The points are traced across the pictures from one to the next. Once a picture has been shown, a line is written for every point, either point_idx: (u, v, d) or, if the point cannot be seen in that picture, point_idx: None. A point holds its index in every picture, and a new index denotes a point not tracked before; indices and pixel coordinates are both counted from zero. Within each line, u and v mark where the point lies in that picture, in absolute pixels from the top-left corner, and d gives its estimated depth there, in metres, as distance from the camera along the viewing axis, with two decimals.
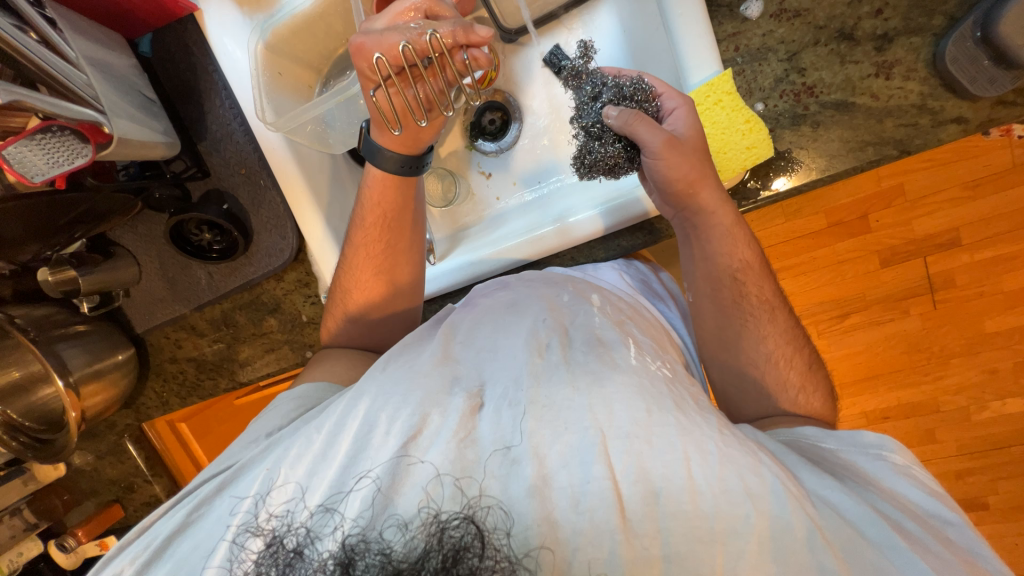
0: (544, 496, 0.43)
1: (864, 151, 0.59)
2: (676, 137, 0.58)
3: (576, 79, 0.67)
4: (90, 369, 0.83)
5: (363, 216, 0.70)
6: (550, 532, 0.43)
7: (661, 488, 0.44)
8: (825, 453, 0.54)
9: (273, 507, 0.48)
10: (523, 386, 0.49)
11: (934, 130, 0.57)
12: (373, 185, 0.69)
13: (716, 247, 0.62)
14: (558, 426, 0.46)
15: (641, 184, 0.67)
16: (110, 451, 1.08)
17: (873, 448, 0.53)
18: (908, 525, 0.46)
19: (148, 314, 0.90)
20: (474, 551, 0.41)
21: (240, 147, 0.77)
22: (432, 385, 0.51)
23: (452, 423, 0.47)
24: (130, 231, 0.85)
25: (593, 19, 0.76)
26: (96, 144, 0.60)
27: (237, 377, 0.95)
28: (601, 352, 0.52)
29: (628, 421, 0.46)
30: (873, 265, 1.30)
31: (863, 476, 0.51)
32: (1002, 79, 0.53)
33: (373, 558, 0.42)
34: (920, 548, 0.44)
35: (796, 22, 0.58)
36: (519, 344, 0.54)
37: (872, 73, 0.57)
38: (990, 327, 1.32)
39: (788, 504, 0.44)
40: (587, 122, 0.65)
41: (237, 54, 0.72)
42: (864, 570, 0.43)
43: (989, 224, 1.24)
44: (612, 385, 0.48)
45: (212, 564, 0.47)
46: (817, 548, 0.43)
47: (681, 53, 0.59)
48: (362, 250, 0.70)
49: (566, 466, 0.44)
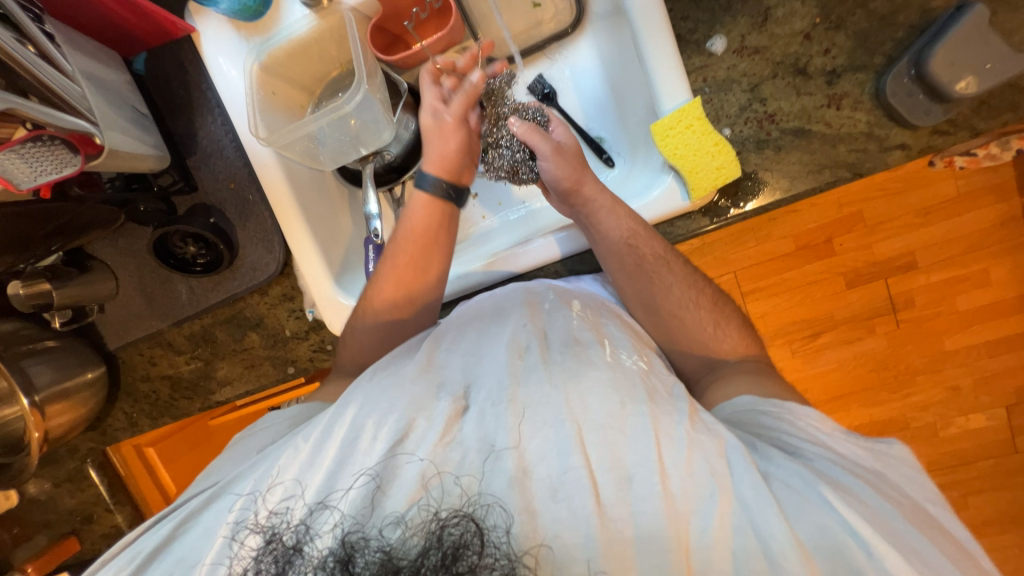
0: (523, 487, 0.46)
1: (822, 173, 0.64)
2: (561, 146, 0.69)
3: (491, 96, 0.76)
4: (55, 387, 0.80)
5: (400, 235, 0.72)
6: (530, 521, 0.45)
7: (634, 473, 0.46)
8: (762, 420, 0.53)
9: (272, 504, 0.49)
10: (504, 386, 0.52)
11: (880, 155, 0.62)
12: (417, 208, 0.73)
13: (609, 225, 0.67)
14: (534, 422, 0.49)
15: (642, 196, 0.70)
16: (69, 478, 1.02)
17: (801, 414, 0.53)
18: (845, 479, 0.47)
19: (122, 329, 0.88)
20: (474, 548, 0.43)
21: (230, 162, 0.78)
22: (420, 391, 0.53)
23: (438, 426, 0.50)
24: (109, 244, 0.84)
25: (573, 52, 0.82)
26: (85, 154, 0.62)
27: (214, 396, 0.92)
28: (579, 351, 0.56)
29: (603, 413, 0.49)
30: (839, 286, 1.37)
31: (801, 437, 0.51)
32: (936, 111, 0.60)
33: (373, 556, 0.43)
34: (860, 503, 0.45)
35: (756, 57, 0.64)
36: (499, 347, 0.57)
37: (824, 104, 0.63)
38: (950, 345, 1.39)
39: (750, 479, 0.46)
40: (495, 136, 0.74)
41: (232, 74, 0.74)
42: (806, 526, 0.44)
43: (941, 248, 1.32)
44: (587, 380, 0.52)
45: (207, 559, 0.48)
46: (764, 512, 0.44)
47: (654, 85, 0.64)
48: (390, 264, 0.72)
49: (544, 458, 0.47)
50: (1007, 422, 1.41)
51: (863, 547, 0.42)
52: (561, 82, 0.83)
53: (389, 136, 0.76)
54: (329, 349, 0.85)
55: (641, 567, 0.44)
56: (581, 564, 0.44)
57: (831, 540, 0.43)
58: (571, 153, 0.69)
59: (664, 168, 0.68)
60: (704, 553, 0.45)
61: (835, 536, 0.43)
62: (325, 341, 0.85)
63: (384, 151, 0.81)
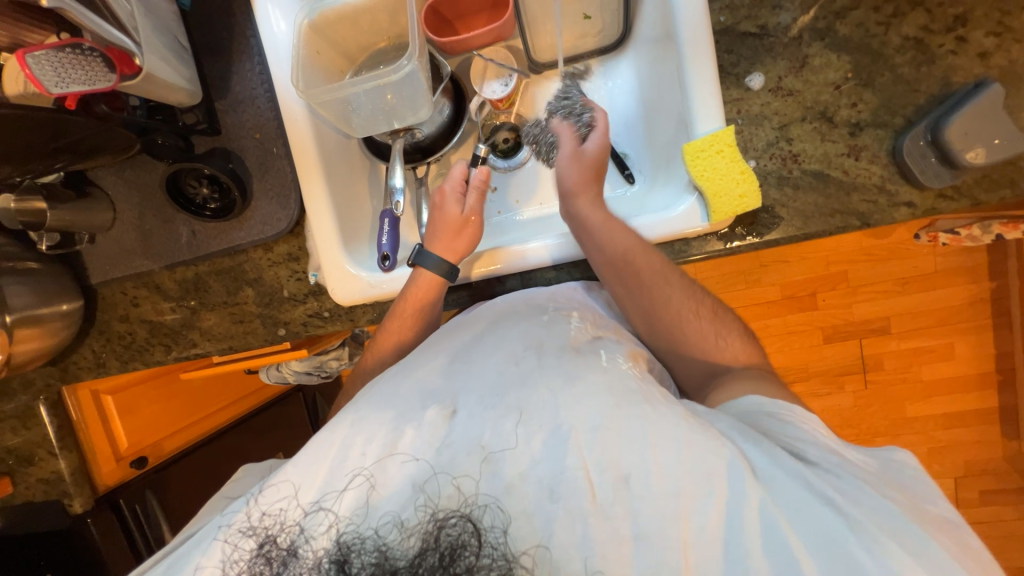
0: (518, 492, 0.48)
1: (833, 217, 0.67)
2: (581, 152, 0.72)
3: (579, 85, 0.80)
4: (29, 312, 0.77)
5: (398, 306, 0.74)
6: (525, 524, 0.47)
7: (629, 473, 0.48)
8: (767, 421, 0.55)
9: (265, 506, 0.51)
10: (497, 394, 0.55)
11: (889, 209, 0.66)
12: (419, 284, 0.73)
13: (604, 234, 0.68)
14: (532, 424, 0.51)
15: (669, 210, 0.70)
16: (16, 415, 0.95)
17: (803, 416, 0.56)
18: (848, 484, 0.48)
19: (110, 263, 0.84)
20: (471, 549, 0.47)
21: (260, 111, 0.78)
22: (409, 401, 0.55)
23: (427, 434, 0.52)
24: (115, 174, 0.82)
25: (612, 68, 0.85)
26: (121, 73, 0.62)
27: (194, 348, 0.88)
28: (575, 355, 0.59)
29: (598, 415, 0.51)
30: (817, 340, 1.43)
31: (809, 441, 0.53)
32: (944, 175, 0.64)
33: (369, 556, 0.48)
34: (859, 504, 0.46)
35: (789, 99, 0.68)
36: (495, 356, 0.60)
37: (844, 152, 0.67)
38: (911, 412, 1.46)
39: (746, 479, 0.47)
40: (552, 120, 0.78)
41: (280, 26, 0.74)
42: (811, 525, 0.45)
43: (915, 317, 1.40)
44: (583, 384, 0.54)
45: (205, 563, 0.50)
46: (768, 514, 0.46)
47: (692, 106, 0.67)
48: (388, 327, 0.75)
49: (539, 462, 0.49)
50: (954, 494, 1.47)
51: (863, 544, 0.43)
52: (597, 96, 0.86)
53: (425, 114, 0.76)
54: (326, 317, 0.83)
55: (635, 563, 0.46)
56: (577, 563, 0.46)
57: (831, 538, 0.44)
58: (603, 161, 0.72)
59: (687, 188, 0.70)
60: (702, 550, 0.46)
61: (836, 535, 0.44)
62: (323, 309, 0.82)
63: (416, 129, 0.80)
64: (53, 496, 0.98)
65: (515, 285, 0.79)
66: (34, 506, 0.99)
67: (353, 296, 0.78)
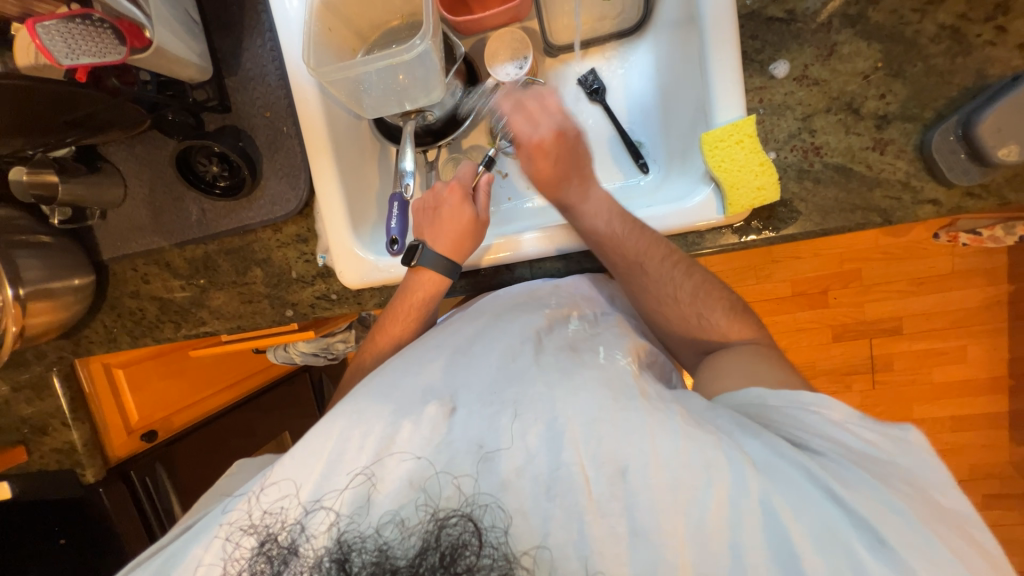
0: (516, 489, 0.48)
1: (854, 213, 0.65)
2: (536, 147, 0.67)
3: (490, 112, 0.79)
4: (41, 285, 0.77)
5: (396, 302, 0.74)
6: (523, 521, 0.47)
7: (626, 468, 0.48)
8: (771, 413, 0.54)
9: (266, 504, 0.52)
10: (496, 390, 0.54)
11: (912, 207, 0.64)
12: (415, 277, 0.73)
13: (590, 217, 0.69)
14: (528, 419, 0.51)
15: (685, 200, 0.69)
16: (29, 385, 0.96)
17: (810, 405, 0.53)
18: (847, 471, 0.47)
19: (120, 240, 0.85)
20: (472, 548, 0.47)
21: (270, 89, 0.77)
22: (408, 395, 0.56)
23: (425, 429, 0.52)
24: (125, 150, 0.82)
25: (629, 52, 0.82)
26: (131, 47, 0.61)
27: (204, 326, 0.88)
28: (573, 354, 0.58)
29: (594, 408, 0.51)
30: (826, 338, 1.41)
31: (811, 432, 0.51)
32: (974, 172, 0.61)
33: (369, 555, 0.48)
34: (857, 492, 0.45)
35: (814, 89, 0.66)
36: (493, 352, 0.59)
37: (869, 146, 0.65)
38: (918, 413, 1.44)
39: (744, 471, 0.46)
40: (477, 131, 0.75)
41: (293, 3, 0.73)
42: (809, 515, 0.45)
43: (927, 318, 1.37)
44: (580, 379, 0.54)
45: (207, 560, 0.51)
46: (770, 510, 0.45)
47: (712, 93, 0.65)
48: (388, 321, 0.75)
49: (537, 458, 0.49)
50: None
51: (866, 539, 0.43)
52: (614, 81, 0.83)
53: (437, 96, 0.74)
54: (334, 299, 0.83)
55: (634, 560, 0.46)
56: (576, 561, 0.46)
57: (830, 530, 0.44)
58: (551, 147, 0.67)
59: (703, 179, 0.69)
60: (701, 546, 0.46)
61: (833, 527, 0.44)
62: (331, 291, 0.82)
63: (428, 111, 0.78)
64: (66, 465, 1.01)
65: (523, 272, 0.78)
66: (48, 474, 1.01)
67: (361, 278, 0.77)
